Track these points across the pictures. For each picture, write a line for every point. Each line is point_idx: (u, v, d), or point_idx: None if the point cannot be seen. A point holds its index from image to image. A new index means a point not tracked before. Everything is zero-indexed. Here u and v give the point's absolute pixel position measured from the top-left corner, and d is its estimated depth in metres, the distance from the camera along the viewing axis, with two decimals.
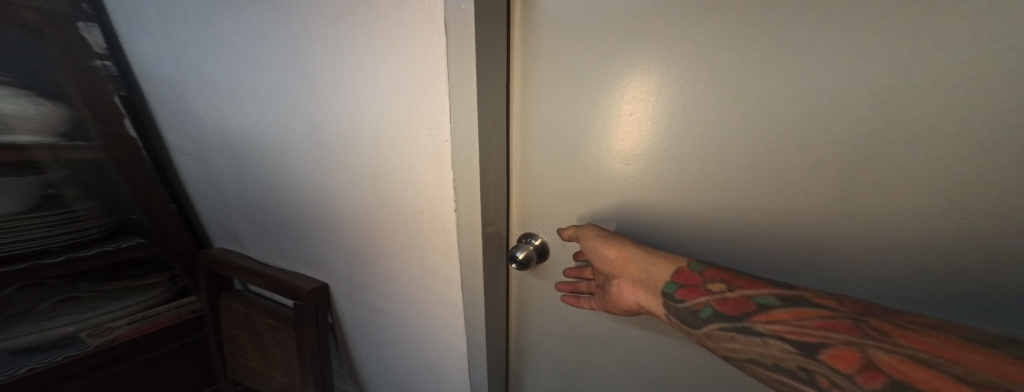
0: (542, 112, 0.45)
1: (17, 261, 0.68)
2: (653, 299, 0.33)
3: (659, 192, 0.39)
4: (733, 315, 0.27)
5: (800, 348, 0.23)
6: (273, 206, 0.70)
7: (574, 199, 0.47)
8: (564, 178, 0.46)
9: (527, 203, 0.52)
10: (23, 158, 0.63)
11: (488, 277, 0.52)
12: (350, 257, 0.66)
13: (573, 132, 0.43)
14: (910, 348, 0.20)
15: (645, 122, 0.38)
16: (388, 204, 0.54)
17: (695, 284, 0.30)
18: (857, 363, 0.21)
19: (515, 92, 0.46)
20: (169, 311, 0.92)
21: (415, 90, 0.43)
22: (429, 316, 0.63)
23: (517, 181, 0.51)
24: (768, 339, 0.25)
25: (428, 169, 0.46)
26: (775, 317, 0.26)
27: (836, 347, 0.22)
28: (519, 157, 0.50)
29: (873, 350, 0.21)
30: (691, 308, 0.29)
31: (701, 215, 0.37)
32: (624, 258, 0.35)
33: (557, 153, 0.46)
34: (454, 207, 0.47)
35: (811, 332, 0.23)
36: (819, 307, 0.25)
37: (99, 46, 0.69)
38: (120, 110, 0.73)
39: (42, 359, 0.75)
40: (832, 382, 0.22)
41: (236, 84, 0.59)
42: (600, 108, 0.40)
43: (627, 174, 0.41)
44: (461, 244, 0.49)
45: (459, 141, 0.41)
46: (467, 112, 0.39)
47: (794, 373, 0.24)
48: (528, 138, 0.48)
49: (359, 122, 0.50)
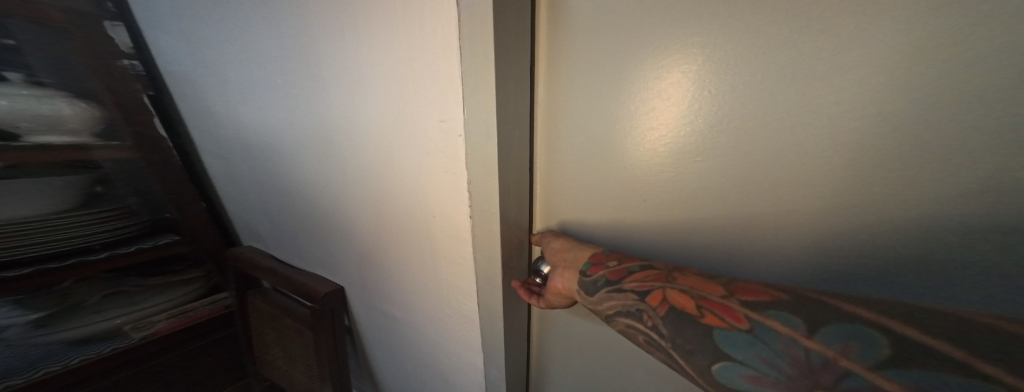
0: (573, 101, 0.37)
1: (64, 257, 0.73)
2: (572, 277, 0.38)
3: (737, 198, 0.30)
4: (614, 280, 0.33)
5: (640, 296, 0.30)
6: (290, 207, 0.67)
7: (612, 204, 0.39)
8: (598, 179, 0.39)
9: (555, 208, 0.45)
10: (82, 158, 0.63)
11: (508, 292, 0.45)
12: (362, 261, 0.62)
13: (607, 126, 0.36)
14: (690, 288, 0.29)
15: (711, 109, 0.29)
16: (398, 207, 0.48)
17: (600, 262, 0.36)
18: (663, 300, 0.29)
19: (538, 79, 0.39)
20: (204, 306, 0.95)
21: (425, 75, 0.36)
22: (443, 328, 0.58)
23: (541, 183, 0.44)
24: (626, 293, 0.32)
25: (440, 169, 0.40)
26: (635, 278, 0.32)
27: (657, 291, 0.30)
28: (543, 155, 0.43)
29: (671, 291, 0.29)
30: (592, 279, 0.35)
31: (795, 225, 0.28)
32: (562, 247, 0.41)
33: (589, 151, 0.38)
34: (468, 213, 0.40)
35: (650, 284, 0.31)
36: (656, 270, 0.33)
37: (124, 45, 0.64)
38: (149, 110, 0.69)
39: (92, 350, 0.79)
40: (651, 316, 0.29)
41: (248, 79, 0.56)
42: (640, 97, 0.32)
43: (690, 172, 0.32)
44: (477, 255, 0.43)
45: (474, 136, 0.34)
46: (484, 99, 0.32)
47: (633, 316, 0.30)
48: (556, 133, 0.40)
49: (367, 115, 0.44)
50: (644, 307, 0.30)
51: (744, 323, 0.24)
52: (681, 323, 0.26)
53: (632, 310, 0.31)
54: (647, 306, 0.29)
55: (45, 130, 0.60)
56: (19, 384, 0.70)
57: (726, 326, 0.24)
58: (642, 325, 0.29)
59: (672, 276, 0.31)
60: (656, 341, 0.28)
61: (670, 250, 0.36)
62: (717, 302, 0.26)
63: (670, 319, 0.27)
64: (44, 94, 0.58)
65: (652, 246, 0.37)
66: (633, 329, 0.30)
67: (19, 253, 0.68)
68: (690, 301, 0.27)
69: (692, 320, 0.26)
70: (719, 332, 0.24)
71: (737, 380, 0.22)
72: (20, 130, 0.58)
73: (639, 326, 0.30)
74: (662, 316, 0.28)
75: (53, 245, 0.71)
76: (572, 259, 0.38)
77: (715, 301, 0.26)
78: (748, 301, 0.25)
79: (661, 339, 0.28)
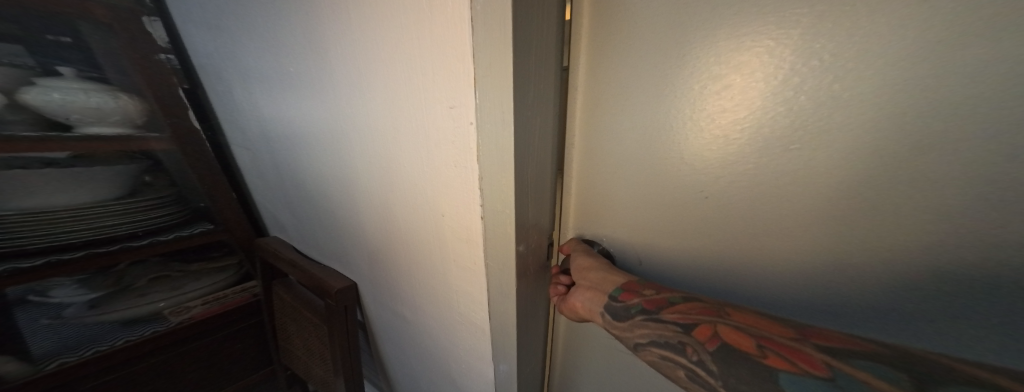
0: (615, 84, 0.34)
1: (111, 243, 0.78)
2: (595, 299, 0.36)
3: (805, 202, 0.27)
4: (651, 309, 0.32)
5: (684, 328, 0.29)
6: (307, 200, 0.66)
7: (649, 201, 0.37)
8: (630, 175, 0.37)
9: (590, 202, 0.42)
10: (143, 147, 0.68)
11: (523, 301, 0.40)
12: (373, 258, 0.59)
13: (661, 112, 0.32)
14: (748, 326, 0.27)
15: (824, 88, 0.24)
16: (406, 202, 0.44)
17: (634, 289, 0.35)
18: (713, 335, 0.28)
19: (578, 59, 0.36)
20: (235, 293, 0.99)
21: (433, 53, 0.31)
22: (453, 333, 0.54)
23: (576, 173, 0.42)
24: (666, 324, 0.31)
25: (449, 162, 0.35)
26: (677, 309, 0.32)
27: (706, 325, 0.29)
28: (580, 144, 0.40)
29: (724, 328, 0.28)
30: (624, 305, 0.34)
31: (838, 240, 0.26)
32: (589, 266, 0.40)
33: (631, 141, 0.36)
34: (479, 213, 0.35)
35: (696, 317, 0.30)
36: (702, 303, 0.32)
37: (162, 40, 0.66)
38: (184, 102, 0.71)
39: (136, 332, 0.84)
40: (696, 351, 0.28)
41: (258, 66, 0.52)
42: (708, 79, 0.29)
43: (747, 176, 0.29)
44: (489, 261, 0.38)
45: (488, 123, 0.29)
46: (501, 78, 0.27)
47: (673, 348, 0.29)
48: (595, 119, 0.38)
49: (370, 102, 0.39)
50: (688, 340, 0.28)
51: (822, 370, 0.22)
52: (736, 362, 0.25)
53: (671, 342, 0.29)
54: (691, 340, 0.28)
55: (93, 121, 0.62)
56: (72, 361, 0.76)
57: (795, 370, 0.22)
58: (684, 360, 0.28)
59: (724, 312, 0.30)
60: (700, 379, 0.27)
61: (685, 258, 0.36)
62: (784, 344, 0.24)
63: (720, 356, 0.26)
64: (92, 88, 0.61)
65: (665, 255, 0.38)
66: (670, 362, 0.29)
67: (74, 236, 0.73)
68: (749, 340, 0.26)
69: (749, 359, 0.25)
70: (785, 376, 0.22)
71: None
72: (72, 121, 0.60)
73: (680, 360, 0.28)
74: (711, 352, 0.27)
75: (100, 231, 0.75)
76: (598, 281, 0.37)
77: (780, 343, 0.25)
78: (824, 346, 0.24)
79: (708, 377, 0.26)
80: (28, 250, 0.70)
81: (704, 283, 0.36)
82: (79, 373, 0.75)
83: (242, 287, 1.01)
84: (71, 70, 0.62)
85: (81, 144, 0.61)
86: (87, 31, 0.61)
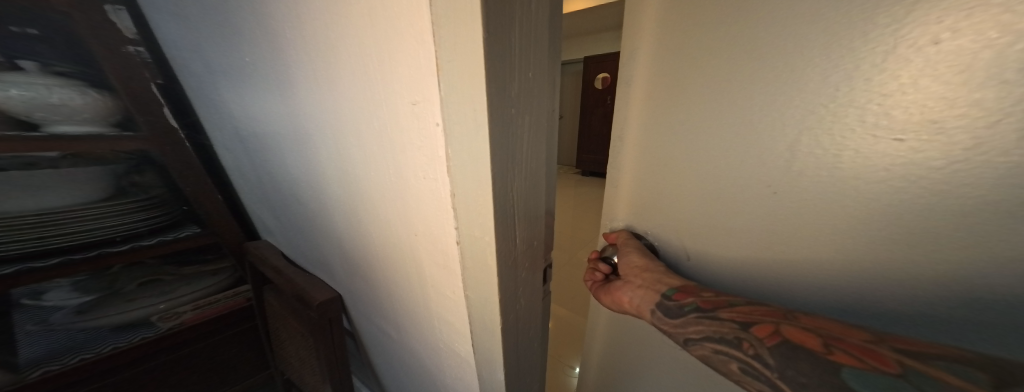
0: (673, 75, 0.31)
1: (89, 249, 0.71)
2: (646, 297, 0.35)
3: (901, 208, 0.23)
4: (707, 308, 0.31)
5: (740, 324, 0.28)
6: (288, 208, 0.60)
7: (699, 196, 0.33)
8: (676, 170, 0.34)
9: (639, 195, 0.39)
10: (140, 147, 0.65)
11: (510, 337, 0.34)
12: (354, 273, 0.53)
13: (730, 101, 0.28)
14: (816, 327, 0.26)
15: (943, 72, 0.19)
16: (377, 216, 0.37)
17: (690, 290, 0.33)
18: (774, 333, 0.26)
19: (638, 45, 0.34)
20: (227, 298, 0.95)
21: (386, 32, 0.23)
22: (437, 357, 0.48)
23: (627, 166, 0.39)
24: (722, 321, 0.29)
25: (417, 172, 0.28)
26: (737, 310, 0.30)
27: (768, 324, 0.27)
28: (633, 138, 0.37)
29: (788, 327, 0.26)
30: (677, 304, 0.32)
31: (924, 252, 0.23)
32: (643, 265, 0.37)
33: (688, 134, 0.32)
34: (455, 238, 0.28)
35: (758, 317, 0.28)
36: (767, 307, 0.30)
37: (129, 31, 0.59)
38: (159, 99, 0.65)
39: (125, 338, 0.80)
40: (753, 346, 0.27)
41: (218, 57, 0.45)
42: (792, 68, 0.25)
43: (816, 178, 0.26)
44: (469, 293, 0.31)
45: (457, 125, 0.22)
46: (470, 64, 0.19)
47: (728, 343, 0.28)
48: (651, 110, 0.34)
49: (326, 98, 0.32)
50: (746, 336, 0.27)
51: (893, 368, 0.21)
52: (797, 358, 0.24)
53: (727, 338, 0.28)
54: (750, 336, 0.27)
55: (62, 120, 0.57)
56: (56, 369, 0.72)
57: (862, 367, 0.22)
58: (739, 353, 0.27)
59: (788, 313, 0.28)
60: (756, 371, 0.26)
61: (743, 264, 0.33)
62: (854, 344, 0.23)
63: (778, 352, 0.25)
64: (57, 83, 0.56)
65: (718, 255, 0.34)
66: (723, 355, 0.28)
67: (47, 242, 0.68)
68: (814, 338, 0.25)
69: (812, 356, 0.24)
70: (848, 371, 0.22)
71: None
72: (39, 120, 0.56)
73: (734, 353, 0.28)
74: (770, 348, 0.26)
75: (73, 237, 0.69)
76: (651, 280, 0.35)
77: (850, 342, 0.23)
78: (901, 348, 0.22)
79: (765, 370, 0.25)
80: (11, 256, 0.65)
81: (771, 293, 0.32)
82: (65, 380, 0.72)
83: (235, 292, 0.97)
84: (33, 64, 0.57)
85: (47, 144, 0.55)
86: (50, 17, 0.54)
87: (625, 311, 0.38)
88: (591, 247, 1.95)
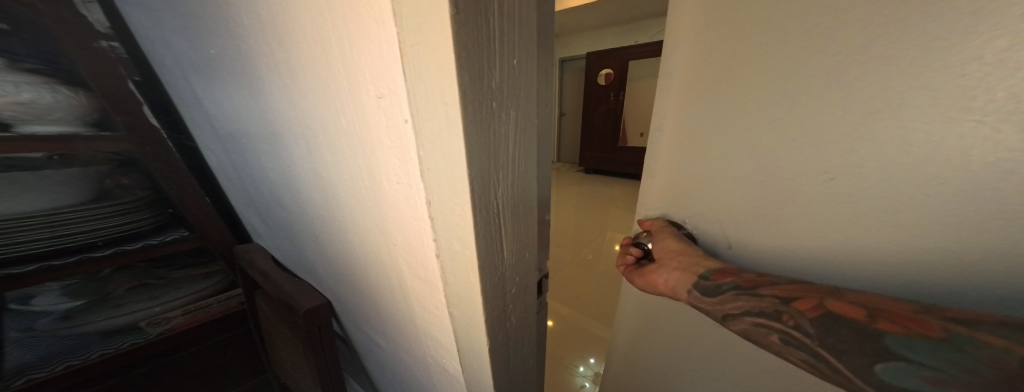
0: (713, 68, 0.32)
1: (72, 254, 0.65)
2: (681, 277, 0.36)
3: (976, 187, 0.22)
4: (747, 287, 0.32)
5: (782, 299, 0.29)
6: (272, 212, 0.57)
7: (739, 184, 0.34)
8: (718, 161, 0.35)
9: (676, 185, 0.40)
10: (115, 149, 0.61)
11: (500, 357, 0.30)
12: (339, 279, 0.51)
13: (777, 92, 0.29)
14: (864, 301, 0.26)
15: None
16: (355, 222, 0.34)
17: (728, 271, 0.34)
18: (816, 306, 0.27)
19: (679, 38, 0.35)
20: (218, 303, 0.91)
21: (341, 12, 0.19)
22: (425, 370, 0.44)
23: (664, 155, 0.40)
24: (762, 297, 0.30)
25: (392, 176, 0.24)
26: (780, 288, 0.30)
27: (811, 299, 0.28)
28: (672, 130, 0.38)
29: (832, 301, 0.27)
30: (715, 284, 0.33)
31: (994, 238, 0.23)
32: (678, 249, 0.38)
33: (731, 124, 0.33)
34: (434, 251, 0.25)
35: (801, 293, 0.29)
36: (810, 285, 0.30)
37: (100, 24, 0.55)
38: (136, 96, 0.61)
39: (112, 344, 0.78)
40: (793, 318, 0.27)
41: (189, 52, 0.41)
42: (844, 59, 0.25)
43: (874, 159, 0.26)
44: (453, 311, 0.28)
45: (427, 123, 0.19)
46: (437, 48, 0.16)
47: (768, 316, 0.29)
48: (691, 101, 0.35)
49: (293, 94, 0.28)
50: (786, 309, 0.28)
51: (936, 332, 0.22)
52: (839, 328, 0.25)
53: (767, 311, 0.29)
54: (790, 309, 0.28)
55: (32, 119, 0.54)
56: (41, 377, 0.69)
57: (908, 334, 0.23)
58: (778, 326, 0.28)
59: (835, 290, 0.28)
60: (796, 342, 0.27)
61: (791, 250, 0.33)
62: (902, 314, 0.24)
63: (820, 323, 0.26)
64: (26, 81, 0.54)
65: (760, 242, 0.35)
66: (763, 329, 0.29)
67: (25, 248, 0.61)
68: (857, 309, 0.25)
69: (857, 326, 0.24)
70: (892, 338, 0.23)
71: (907, 382, 0.21)
72: (11, 120, 0.53)
73: (775, 325, 0.28)
74: (811, 320, 0.26)
75: (53, 242, 0.63)
76: (688, 263, 0.36)
77: (897, 313, 0.24)
78: (953, 316, 0.23)
79: (806, 340, 0.26)
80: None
81: (822, 277, 0.32)
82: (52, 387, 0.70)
83: (228, 296, 0.94)
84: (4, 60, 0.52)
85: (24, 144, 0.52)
86: (11, 10, 0.50)
87: (660, 294, 0.39)
88: (593, 245, 1.93)
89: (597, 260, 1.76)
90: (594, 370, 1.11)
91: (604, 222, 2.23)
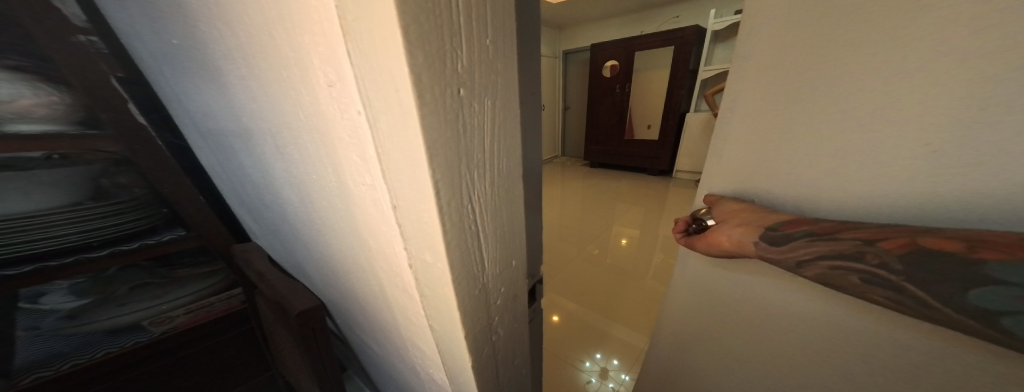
0: (787, 52, 0.39)
1: (61, 255, 0.60)
2: (746, 233, 0.43)
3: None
4: (822, 233, 0.37)
5: (864, 241, 0.33)
6: (261, 212, 0.55)
7: (804, 155, 0.40)
8: (790, 135, 0.41)
9: (746, 161, 0.46)
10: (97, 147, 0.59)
11: (489, 371, 0.28)
12: (327, 281, 0.48)
13: (845, 72, 0.35)
14: (956, 233, 0.29)
15: None
16: (331, 224, 0.31)
17: (801, 221, 0.39)
18: (905, 244, 0.30)
19: (757, 26, 0.41)
20: (221, 301, 0.83)
21: None
22: (415, 375, 0.42)
23: (734, 134, 0.46)
24: (842, 241, 0.35)
25: (357, 179, 0.21)
26: (862, 231, 0.34)
27: (897, 238, 0.31)
28: (744, 109, 0.45)
29: (925, 239, 0.30)
30: (786, 233, 0.39)
31: None
32: (739, 210, 0.45)
33: (807, 99, 0.39)
34: (406, 261, 0.22)
35: (887, 233, 0.32)
36: (899, 227, 0.32)
37: (77, 18, 0.54)
38: (122, 94, 0.59)
39: (118, 343, 0.70)
40: (878, 256, 0.32)
41: (159, 45, 0.39)
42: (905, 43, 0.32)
43: (929, 131, 0.32)
44: (434, 326, 0.25)
45: (382, 116, 0.16)
46: (379, 22, 0.13)
47: (848, 258, 0.34)
48: (767, 81, 0.41)
49: (252, 86, 0.26)
50: (869, 249, 0.32)
51: None
52: (928, 262, 0.29)
53: (847, 253, 0.34)
54: (875, 249, 0.32)
55: (16, 118, 0.53)
56: (47, 376, 0.62)
57: (1008, 259, 0.25)
58: (862, 265, 0.33)
59: (928, 229, 0.31)
60: (881, 278, 0.31)
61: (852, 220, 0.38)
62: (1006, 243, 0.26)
63: (907, 259, 0.30)
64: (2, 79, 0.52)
65: (823, 209, 0.40)
66: (842, 270, 0.34)
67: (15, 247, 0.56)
68: (954, 242, 0.28)
69: (952, 258, 0.28)
70: (996, 264, 0.25)
71: (1000, 303, 0.25)
72: None
73: (858, 266, 0.33)
74: (897, 256, 0.31)
75: (47, 241, 0.59)
76: (752, 219, 0.43)
77: (998, 242, 0.27)
78: None
79: (891, 276, 0.31)
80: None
81: None
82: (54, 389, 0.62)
83: (229, 295, 0.84)
84: None
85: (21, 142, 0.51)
86: None
87: (730, 253, 0.46)
88: (599, 239, 1.90)
89: (603, 255, 1.73)
90: (601, 366, 1.09)
91: (610, 217, 2.18)
